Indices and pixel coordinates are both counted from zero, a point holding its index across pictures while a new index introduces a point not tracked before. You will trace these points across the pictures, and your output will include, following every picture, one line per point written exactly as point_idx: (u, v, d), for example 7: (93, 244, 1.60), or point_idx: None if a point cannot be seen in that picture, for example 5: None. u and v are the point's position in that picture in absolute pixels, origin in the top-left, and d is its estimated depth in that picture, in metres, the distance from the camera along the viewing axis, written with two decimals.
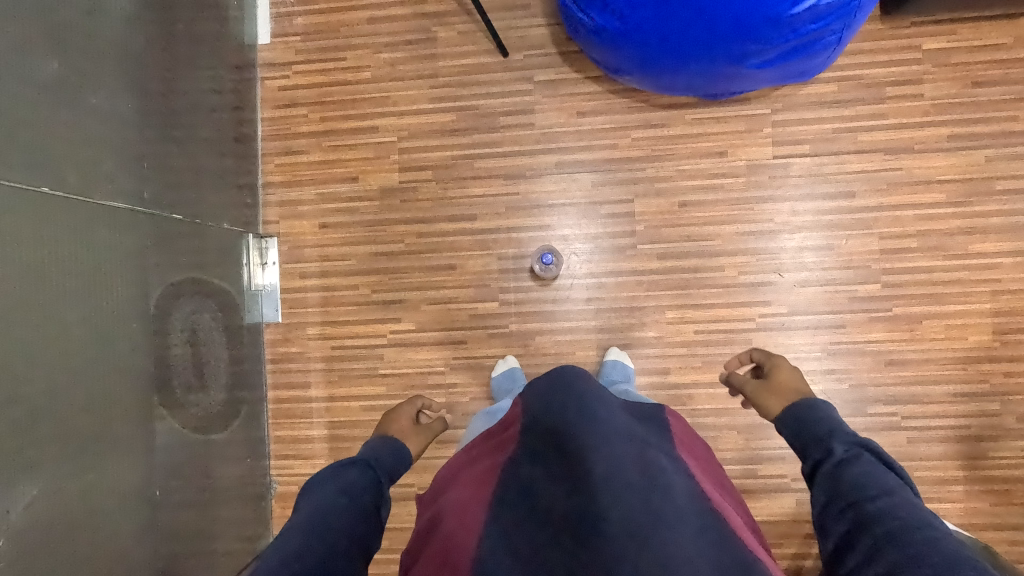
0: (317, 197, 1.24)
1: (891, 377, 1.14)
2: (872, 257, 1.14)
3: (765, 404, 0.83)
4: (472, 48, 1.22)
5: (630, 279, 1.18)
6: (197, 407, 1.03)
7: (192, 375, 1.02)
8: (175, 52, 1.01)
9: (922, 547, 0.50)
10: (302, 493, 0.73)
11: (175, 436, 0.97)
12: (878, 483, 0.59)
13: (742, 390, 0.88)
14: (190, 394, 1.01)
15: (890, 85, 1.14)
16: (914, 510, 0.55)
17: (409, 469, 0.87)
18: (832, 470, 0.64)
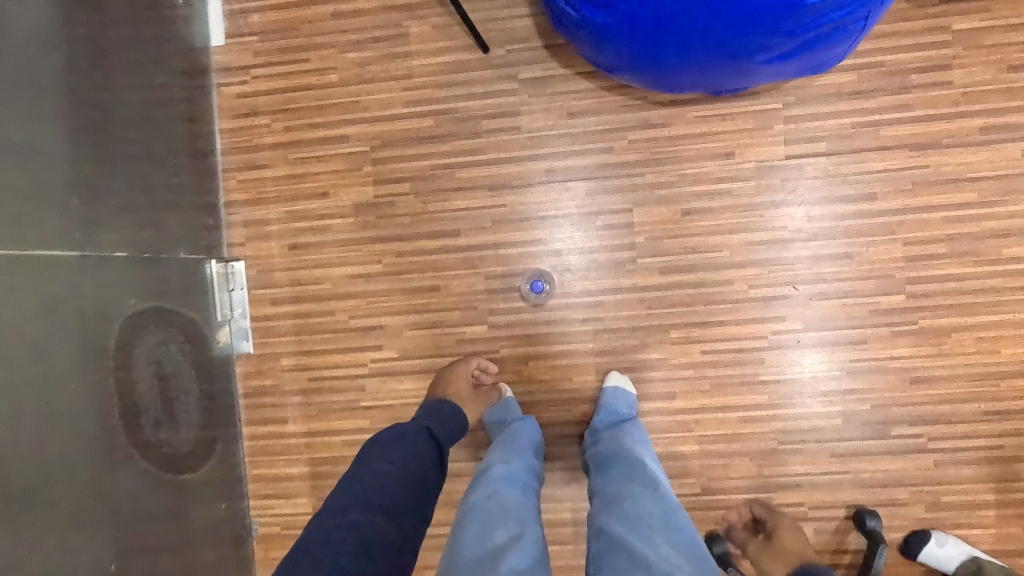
0: (285, 215, 1.13)
1: (917, 396, 1.04)
2: (896, 266, 1.04)
3: (767, 567, 0.93)
4: (449, 44, 1.09)
5: (631, 296, 1.08)
6: (168, 445, 0.97)
7: (160, 411, 0.96)
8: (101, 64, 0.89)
9: None
10: (376, 441, 0.88)
11: (142, 479, 0.90)
12: None
13: (744, 548, 0.99)
14: (158, 431, 0.95)
15: (916, 72, 1.02)
16: None
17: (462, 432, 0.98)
18: None
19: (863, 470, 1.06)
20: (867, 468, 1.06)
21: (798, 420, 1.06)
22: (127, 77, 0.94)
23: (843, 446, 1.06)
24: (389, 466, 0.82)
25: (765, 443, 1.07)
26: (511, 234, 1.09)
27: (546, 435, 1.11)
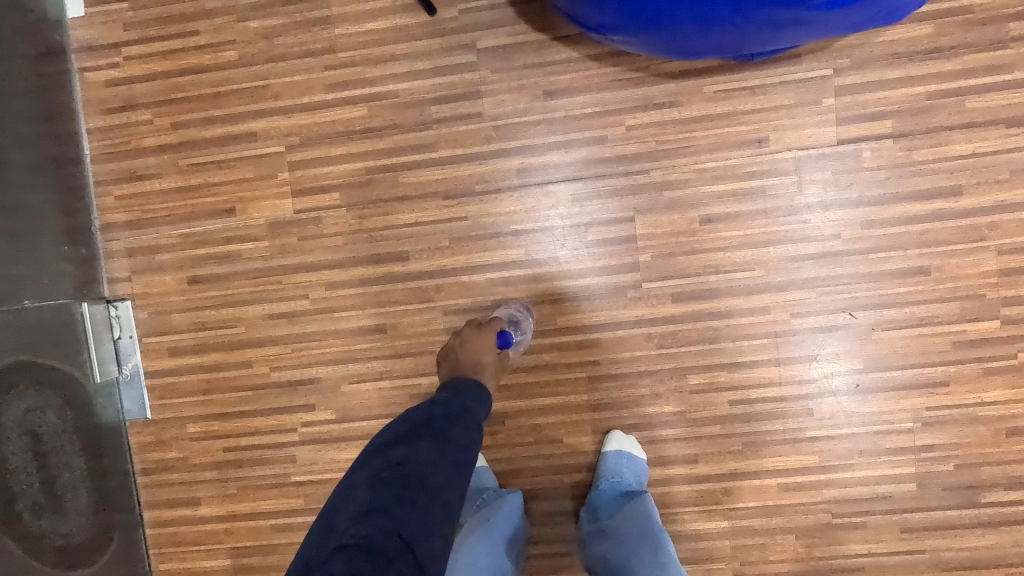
0: (180, 239, 0.87)
1: (1015, 453, 0.79)
2: (987, 283, 0.78)
3: None
4: (382, 4, 0.82)
5: (635, 333, 0.82)
6: (46, 525, 0.82)
7: (35, 484, 0.81)
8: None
9: None
10: (399, 419, 0.63)
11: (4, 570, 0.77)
12: None
13: None
14: (29, 511, 0.80)
15: (1013, 20, 0.75)
16: None
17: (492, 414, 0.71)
18: None
19: (943, 548, 0.81)
20: (949, 545, 0.81)
21: (858, 487, 0.81)
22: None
23: (917, 518, 0.81)
24: (417, 473, 0.56)
25: (816, 517, 0.82)
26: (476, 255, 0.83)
27: (531, 512, 0.86)
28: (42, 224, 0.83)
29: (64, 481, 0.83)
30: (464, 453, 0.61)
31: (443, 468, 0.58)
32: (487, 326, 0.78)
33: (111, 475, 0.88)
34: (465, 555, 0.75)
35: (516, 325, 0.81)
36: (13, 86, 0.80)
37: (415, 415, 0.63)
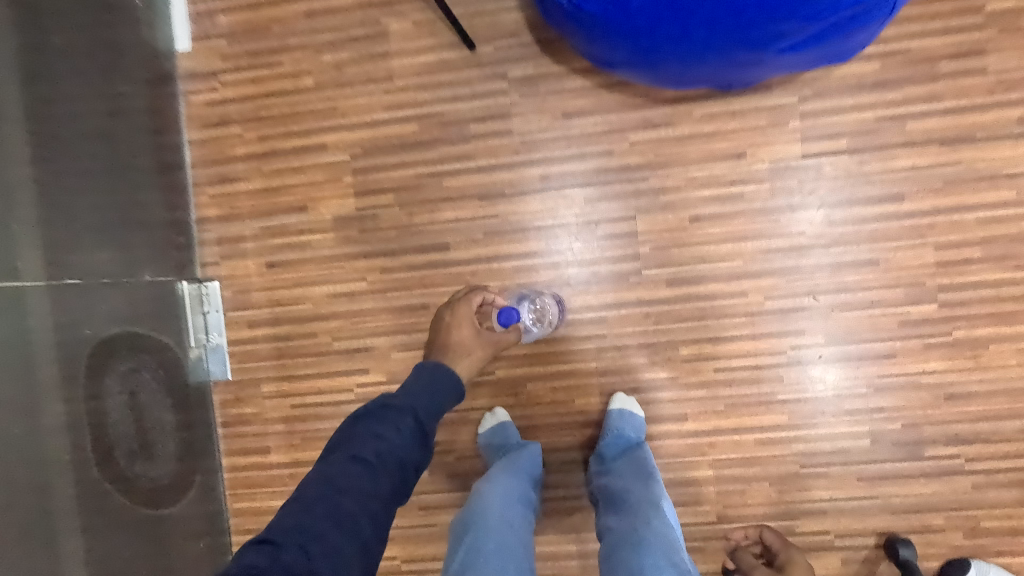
0: (261, 231, 1.05)
1: (952, 414, 0.95)
2: (926, 272, 0.95)
3: None
4: (432, 42, 1.00)
5: (636, 311, 0.99)
6: (144, 478, 0.92)
7: (133, 442, 0.91)
8: (42, 76, 0.81)
9: None
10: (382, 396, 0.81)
11: (117, 521, 0.86)
12: None
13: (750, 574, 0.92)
14: (132, 466, 0.90)
15: (946, 59, 0.92)
16: None
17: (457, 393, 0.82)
18: None
19: (893, 495, 0.97)
20: (898, 492, 0.97)
21: (822, 442, 0.98)
22: (76, 90, 0.86)
23: (870, 469, 0.97)
24: (369, 414, 0.72)
25: (786, 467, 0.98)
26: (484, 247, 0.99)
27: (547, 462, 1.02)
28: (146, 216, 0.98)
29: (158, 434, 0.96)
30: (426, 430, 0.74)
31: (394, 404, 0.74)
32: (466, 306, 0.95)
33: (195, 429, 1.05)
34: (503, 483, 0.91)
35: (541, 319, 1.00)
36: (125, 101, 0.95)
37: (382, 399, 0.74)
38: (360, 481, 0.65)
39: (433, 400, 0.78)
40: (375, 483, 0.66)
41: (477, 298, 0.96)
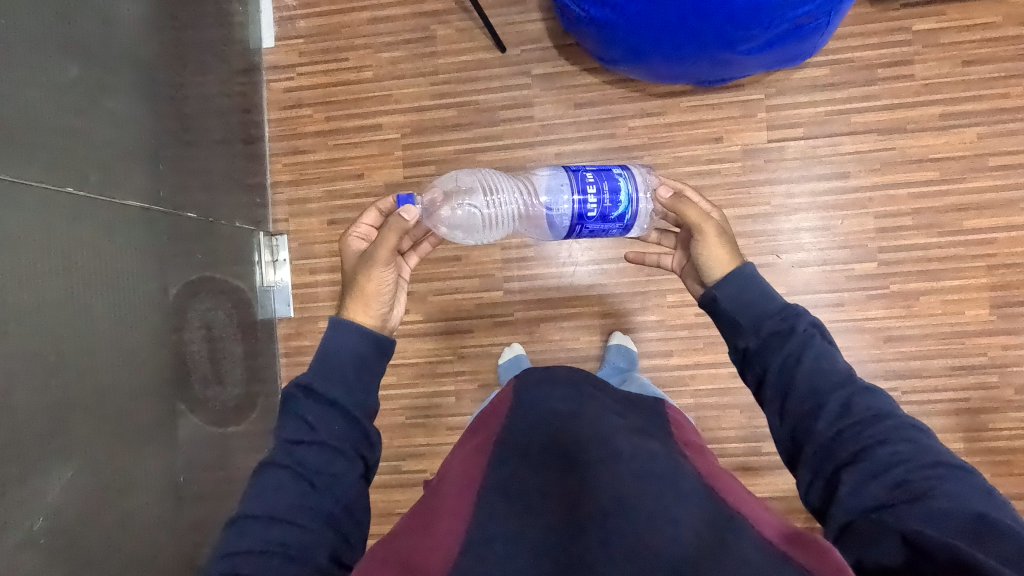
0: (324, 194, 1.28)
1: (889, 353, 1.17)
2: (868, 237, 1.17)
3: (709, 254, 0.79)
4: (471, 45, 1.24)
5: (631, 265, 1.21)
6: (216, 401, 1.05)
7: (210, 368, 1.04)
8: (170, 53, 0.99)
9: (885, 433, 0.57)
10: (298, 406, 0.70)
11: (197, 431, 0.99)
12: (835, 373, 0.64)
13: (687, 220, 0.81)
14: (209, 389, 1.03)
15: (882, 67, 1.16)
16: (878, 403, 0.60)
17: (378, 337, 0.75)
18: (782, 369, 0.66)
19: None
20: None
21: None
22: (188, 66, 1.04)
23: None
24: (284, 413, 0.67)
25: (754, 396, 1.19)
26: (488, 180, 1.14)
27: None
28: (231, 179, 1.18)
29: (232, 362, 1.12)
30: (348, 389, 0.69)
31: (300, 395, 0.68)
32: (355, 243, 0.90)
33: (262, 360, 1.23)
34: None
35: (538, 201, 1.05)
36: (221, 83, 1.15)
37: (287, 390, 0.68)
38: (304, 457, 0.63)
39: (343, 362, 0.71)
40: (311, 458, 0.63)
41: (357, 230, 0.91)
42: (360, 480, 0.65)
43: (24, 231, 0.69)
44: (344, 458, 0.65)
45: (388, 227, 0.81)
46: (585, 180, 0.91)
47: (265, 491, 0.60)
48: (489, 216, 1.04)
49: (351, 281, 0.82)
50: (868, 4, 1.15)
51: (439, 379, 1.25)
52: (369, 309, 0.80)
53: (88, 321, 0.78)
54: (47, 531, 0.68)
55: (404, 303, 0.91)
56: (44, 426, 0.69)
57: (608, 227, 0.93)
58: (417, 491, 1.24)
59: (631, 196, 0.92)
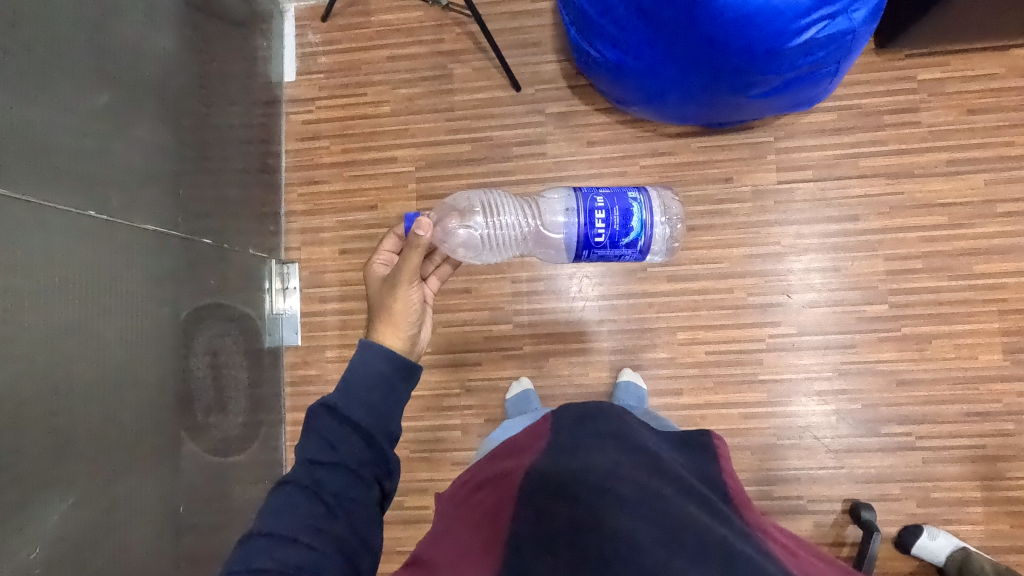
0: (338, 224, 1.29)
1: (903, 397, 1.15)
2: (878, 278, 1.17)
3: None
4: (487, 83, 1.28)
5: (641, 301, 1.21)
6: (219, 428, 1.03)
7: (216, 396, 1.03)
8: (196, 84, 1.02)
9: None
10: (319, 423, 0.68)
11: (199, 459, 0.97)
12: None
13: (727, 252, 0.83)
14: (212, 416, 1.01)
15: (889, 113, 1.19)
16: None
17: (408, 361, 0.74)
18: None
19: (857, 466, 1.15)
20: (861, 464, 1.15)
21: (795, 418, 1.17)
22: (212, 97, 1.07)
23: (838, 443, 1.16)
24: (307, 434, 0.65)
25: (766, 438, 1.17)
26: (493, 203, 1.18)
27: None
28: (246, 207, 1.19)
29: (237, 389, 1.10)
30: (371, 411, 0.68)
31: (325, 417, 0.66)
32: (379, 269, 0.90)
33: (267, 388, 1.21)
34: (514, 421, 1.07)
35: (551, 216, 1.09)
36: (242, 114, 1.17)
37: (313, 409, 0.66)
38: (324, 479, 0.62)
39: (368, 383, 0.70)
40: (331, 479, 0.62)
41: (380, 256, 0.91)
42: (375, 508, 0.64)
43: (43, 253, 0.69)
44: (362, 484, 0.63)
45: (410, 250, 0.81)
46: (594, 204, 0.91)
47: (282, 511, 0.59)
48: (492, 238, 1.08)
49: (378, 306, 0.83)
50: (874, 54, 1.19)
51: (445, 413, 1.23)
52: (399, 331, 0.80)
53: (100, 343, 0.77)
54: (43, 560, 0.66)
55: (429, 323, 0.90)
56: (45, 451, 0.68)
57: (620, 252, 0.93)
58: (418, 528, 1.21)
59: (644, 221, 0.93)
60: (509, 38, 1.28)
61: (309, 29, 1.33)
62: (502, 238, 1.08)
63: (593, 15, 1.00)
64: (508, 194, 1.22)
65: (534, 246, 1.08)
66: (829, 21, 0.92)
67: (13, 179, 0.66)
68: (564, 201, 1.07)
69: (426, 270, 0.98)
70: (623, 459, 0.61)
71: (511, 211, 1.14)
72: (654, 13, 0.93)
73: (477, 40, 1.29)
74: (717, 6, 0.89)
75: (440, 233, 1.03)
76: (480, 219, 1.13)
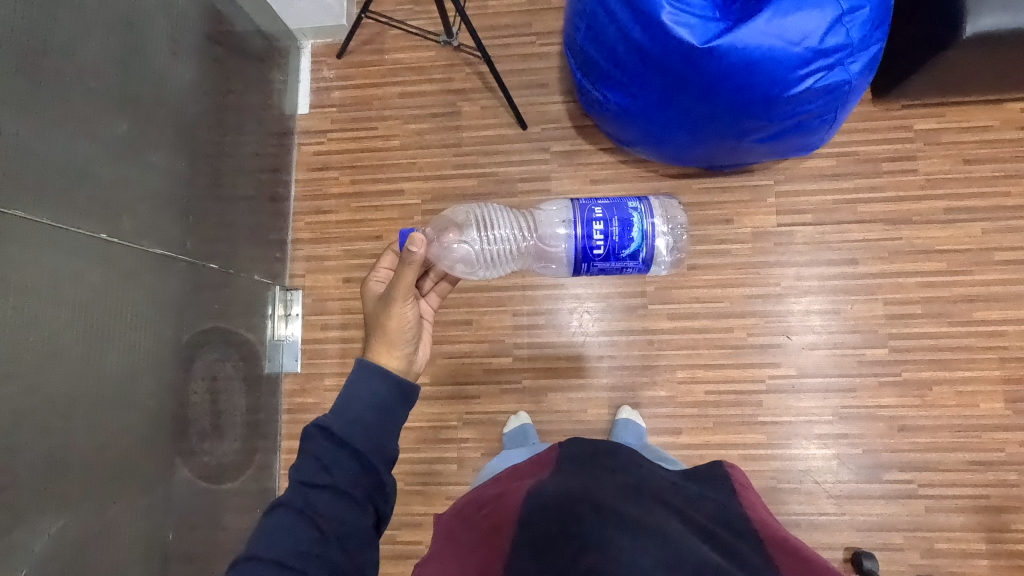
0: (343, 253, 1.31)
1: (904, 443, 1.14)
2: (878, 322, 1.18)
3: None
4: (494, 121, 1.31)
5: (641, 338, 1.21)
6: (213, 455, 1.02)
7: (212, 421, 1.02)
8: (211, 114, 1.05)
9: None
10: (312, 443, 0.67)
11: (190, 486, 0.95)
12: None
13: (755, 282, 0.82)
14: (207, 442, 1.00)
15: (886, 161, 1.21)
16: None
17: (404, 383, 0.73)
18: None
19: (859, 513, 1.13)
20: (863, 511, 1.13)
21: (795, 461, 1.15)
22: (226, 126, 1.10)
23: (839, 488, 1.14)
24: (300, 456, 0.64)
25: (765, 481, 1.15)
26: (488, 217, 1.20)
27: None
28: (254, 234, 1.20)
29: (234, 414, 1.09)
30: (367, 432, 0.67)
31: (319, 439, 0.65)
32: (376, 286, 0.90)
33: (264, 413, 1.21)
34: (512, 453, 1.06)
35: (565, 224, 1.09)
36: (255, 144, 1.20)
37: (307, 430, 0.66)
38: (317, 502, 0.61)
39: (365, 405, 0.69)
40: (323, 502, 0.62)
41: (377, 273, 0.92)
42: (370, 531, 0.63)
43: (53, 273, 0.71)
44: (356, 507, 0.63)
45: (405, 267, 0.81)
46: (592, 214, 0.93)
47: (274, 535, 0.59)
48: (491, 253, 1.07)
49: (373, 324, 0.83)
50: (871, 103, 1.22)
51: (441, 445, 1.22)
52: (394, 350, 0.81)
53: (102, 365, 0.78)
54: None
55: (429, 338, 0.94)
56: (37, 471, 0.67)
57: (622, 265, 0.94)
58: (410, 564, 1.18)
59: (645, 232, 0.94)
60: (518, 79, 1.32)
61: (324, 64, 1.38)
62: (500, 251, 1.08)
63: (599, 59, 1.04)
64: (504, 209, 1.24)
65: (533, 261, 1.09)
66: (826, 72, 0.94)
67: (29, 202, 0.68)
68: (563, 212, 1.09)
69: (423, 288, 1.01)
70: (629, 495, 0.61)
71: (505, 225, 1.15)
72: (657, 59, 0.96)
73: (486, 80, 1.33)
74: (719, 54, 0.92)
75: (438, 249, 1.02)
76: (476, 232, 1.12)
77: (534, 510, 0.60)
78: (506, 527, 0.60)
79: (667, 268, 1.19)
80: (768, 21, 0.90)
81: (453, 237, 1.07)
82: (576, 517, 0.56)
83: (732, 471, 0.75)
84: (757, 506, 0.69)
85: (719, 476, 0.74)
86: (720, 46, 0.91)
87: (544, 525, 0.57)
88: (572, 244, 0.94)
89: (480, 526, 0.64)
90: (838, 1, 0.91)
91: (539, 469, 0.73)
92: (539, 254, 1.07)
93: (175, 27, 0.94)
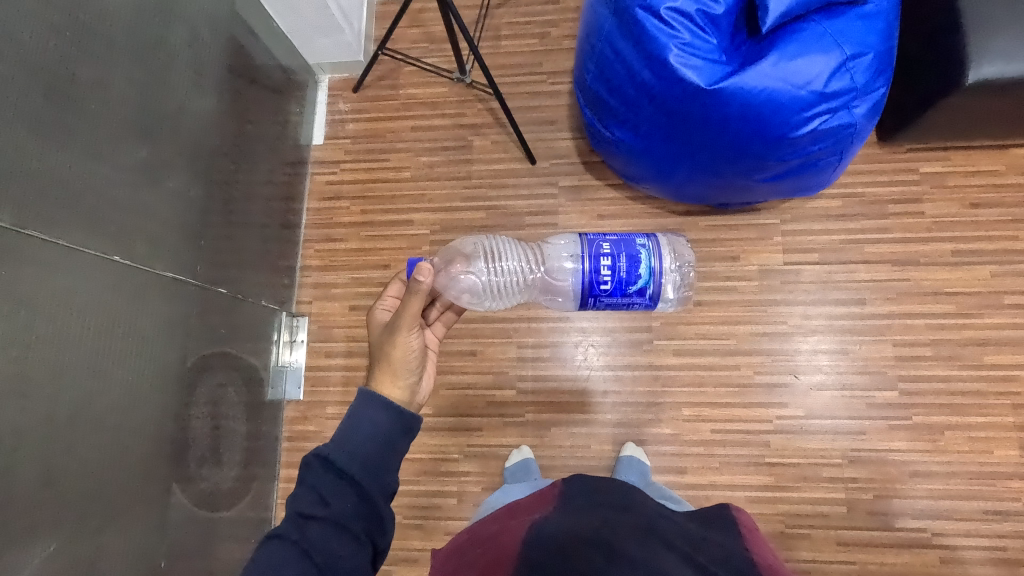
0: (350, 281, 1.32)
1: (915, 489, 1.11)
2: (887, 363, 1.16)
3: None
4: (504, 155, 1.34)
5: (646, 373, 1.20)
6: (210, 482, 1.01)
7: (211, 447, 1.01)
8: (228, 142, 1.07)
9: None
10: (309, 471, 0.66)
11: (187, 514, 0.94)
12: None
13: None
14: (205, 469, 0.99)
15: (892, 203, 1.22)
16: None
17: (405, 415, 0.72)
18: None
19: (869, 562, 1.09)
20: (874, 560, 1.09)
21: (804, 505, 1.12)
22: (241, 154, 1.12)
23: (849, 535, 1.11)
24: (299, 487, 0.64)
25: (774, 526, 1.12)
26: (497, 248, 1.21)
27: None
28: (263, 261, 1.22)
29: (234, 441, 1.08)
30: (367, 465, 0.66)
31: (317, 470, 0.65)
32: (381, 314, 0.90)
33: (264, 441, 1.20)
34: (513, 489, 1.04)
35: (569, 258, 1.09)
36: (269, 172, 1.23)
37: (306, 459, 0.65)
38: (314, 536, 0.61)
39: (366, 436, 0.68)
40: (321, 537, 0.61)
41: (384, 302, 0.92)
42: (365, 567, 0.62)
43: (64, 294, 0.72)
44: (355, 542, 0.62)
45: (411, 296, 0.81)
46: (600, 249, 0.93)
47: (269, 568, 0.58)
48: (497, 284, 1.07)
49: (378, 353, 0.83)
50: (877, 146, 1.24)
51: (442, 478, 1.20)
52: (398, 380, 0.80)
53: (106, 386, 0.78)
54: None
55: (432, 369, 0.93)
56: (36, 491, 0.67)
57: (629, 300, 0.94)
58: None
59: (653, 268, 0.94)
60: (528, 116, 1.35)
61: (340, 98, 1.42)
62: (506, 283, 1.08)
63: (607, 99, 1.07)
64: (512, 240, 1.25)
65: (540, 293, 1.10)
66: (831, 115, 0.96)
67: (44, 223, 0.69)
68: (571, 245, 1.10)
69: (429, 317, 1.01)
70: (631, 535, 0.59)
71: (513, 256, 1.16)
72: (665, 99, 0.98)
73: (496, 116, 1.36)
74: (725, 96, 0.94)
75: (444, 280, 1.04)
76: (483, 262, 1.13)
77: (533, 549, 0.58)
78: (506, 561, 0.59)
79: (674, 303, 1.19)
80: (774, 65, 0.92)
81: (460, 268, 1.08)
82: (579, 559, 0.55)
83: (739, 515, 0.73)
84: (769, 552, 0.66)
85: (726, 519, 0.71)
86: (727, 87, 0.93)
87: (543, 567, 0.55)
88: (579, 278, 0.94)
89: (478, 563, 0.62)
90: (842, 47, 0.93)
91: (542, 505, 0.71)
92: (543, 287, 1.08)
93: (197, 58, 0.97)
